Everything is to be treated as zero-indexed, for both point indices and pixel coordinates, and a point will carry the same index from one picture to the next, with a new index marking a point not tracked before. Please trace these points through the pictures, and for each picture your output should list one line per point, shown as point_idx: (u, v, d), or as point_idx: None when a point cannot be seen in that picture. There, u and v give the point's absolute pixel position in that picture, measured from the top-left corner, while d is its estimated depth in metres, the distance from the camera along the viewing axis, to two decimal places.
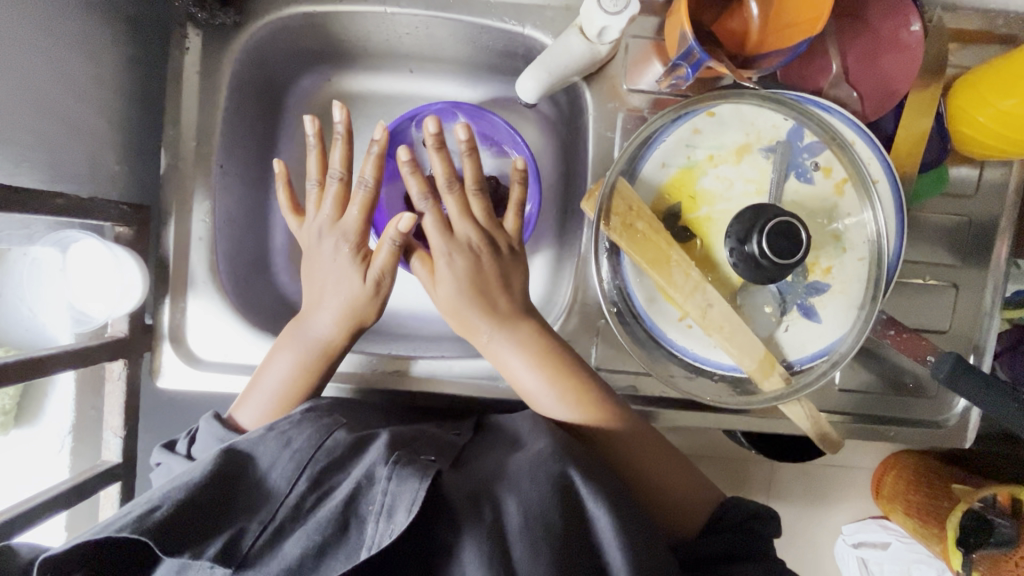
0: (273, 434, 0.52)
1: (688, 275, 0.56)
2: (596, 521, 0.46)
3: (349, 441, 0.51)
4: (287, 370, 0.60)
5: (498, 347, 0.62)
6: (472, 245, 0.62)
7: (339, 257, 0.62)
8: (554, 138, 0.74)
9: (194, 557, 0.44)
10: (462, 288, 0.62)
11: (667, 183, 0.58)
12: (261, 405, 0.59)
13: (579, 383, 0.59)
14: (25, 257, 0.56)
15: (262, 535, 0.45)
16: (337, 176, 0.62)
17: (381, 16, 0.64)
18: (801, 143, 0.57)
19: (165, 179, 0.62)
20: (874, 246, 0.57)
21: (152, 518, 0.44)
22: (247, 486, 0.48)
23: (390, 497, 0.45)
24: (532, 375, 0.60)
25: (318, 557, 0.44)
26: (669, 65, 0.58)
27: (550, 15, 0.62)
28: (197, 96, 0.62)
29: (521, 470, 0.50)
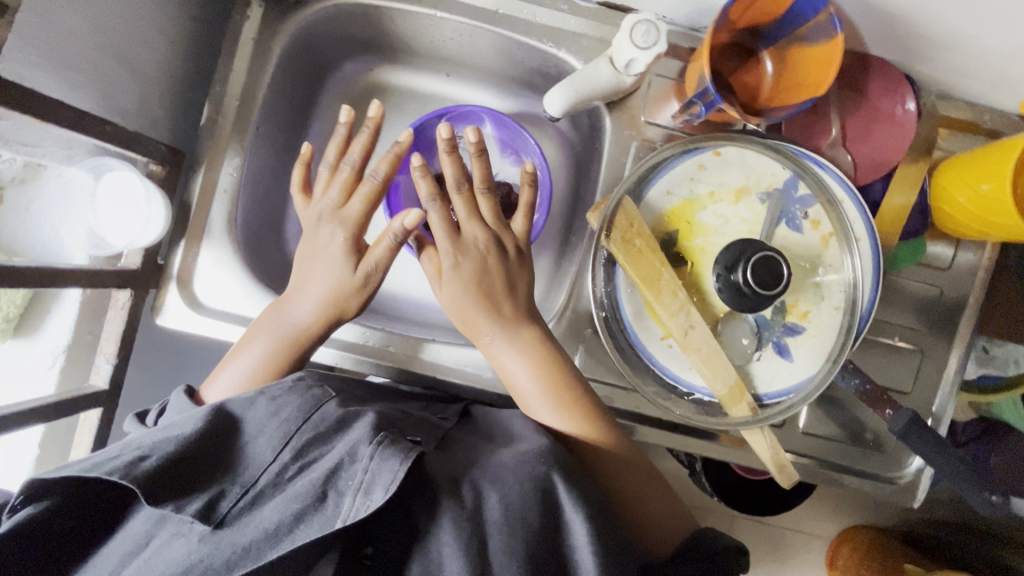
0: (263, 399, 0.50)
1: (676, 295, 0.59)
2: (568, 519, 0.48)
3: (337, 415, 0.49)
4: (277, 341, 0.61)
5: (499, 354, 0.64)
6: (479, 245, 0.64)
7: (334, 244, 0.63)
8: (570, 156, 0.79)
9: (174, 511, 0.44)
10: (465, 287, 0.64)
11: (668, 210, 0.63)
12: (234, 379, 0.60)
13: (578, 402, 0.61)
14: (59, 177, 0.59)
15: (241, 499, 0.45)
16: (350, 164, 0.65)
17: (431, 18, 0.69)
18: (795, 194, 0.63)
19: (203, 132, 0.66)
20: (851, 295, 0.62)
21: (140, 468, 0.44)
22: (234, 449, 0.48)
23: (369, 475, 0.44)
24: (525, 379, 0.62)
25: (293, 524, 0.43)
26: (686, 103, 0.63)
27: (584, 44, 0.68)
28: (248, 60, 0.66)
29: (505, 467, 0.50)
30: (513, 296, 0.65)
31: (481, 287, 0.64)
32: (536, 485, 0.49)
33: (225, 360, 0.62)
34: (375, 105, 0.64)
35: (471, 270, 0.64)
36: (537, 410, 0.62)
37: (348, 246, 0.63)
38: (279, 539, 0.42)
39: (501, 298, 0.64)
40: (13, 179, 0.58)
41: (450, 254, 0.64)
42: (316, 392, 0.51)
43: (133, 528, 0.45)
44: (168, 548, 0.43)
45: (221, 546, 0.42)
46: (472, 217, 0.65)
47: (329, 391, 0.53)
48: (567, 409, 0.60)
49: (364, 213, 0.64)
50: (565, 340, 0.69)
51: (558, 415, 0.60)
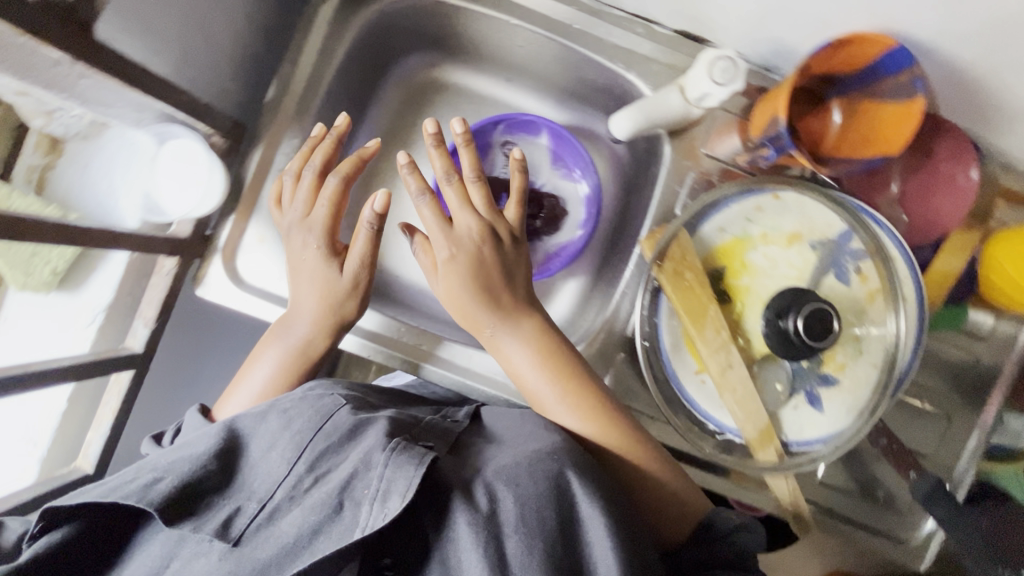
0: (274, 413, 0.51)
1: (718, 333, 0.60)
2: (584, 516, 0.48)
3: (349, 425, 0.50)
4: (284, 356, 0.62)
5: (502, 346, 0.63)
6: (472, 235, 0.63)
7: (309, 253, 0.62)
8: (619, 176, 0.80)
9: (193, 530, 0.44)
10: (463, 281, 0.62)
11: (719, 246, 0.63)
12: (245, 398, 0.62)
13: (585, 392, 0.60)
14: (121, 139, 0.59)
15: (257, 516, 0.45)
16: (313, 168, 0.62)
17: (505, 24, 0.69)
18: (848, 246, 0.62)
19: (266, 109, 0.66)
20: (888, 355, 0.62)
21: (156, 490, 0.45)
22: (246, 463, 0.49)
23: (385, 483, 0.44)
24: (527, 369, 0.62)
25: (311, 535, 0.43)
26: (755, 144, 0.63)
27: (656, 69, 0.67)
28: (320, 43, 0.66)
29: (517, 463, 0.50)
30: (512, 286, 0.63)
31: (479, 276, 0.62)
32: (551, 484, 0.48)
33: (234, 382, 0.64)
34: (340, 117, 0.64)
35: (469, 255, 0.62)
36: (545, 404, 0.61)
37: (326, 248, 0.62)
38: (298, 551, 0.43)
39: (499, 285, 0.63)
40: (76, 135, 0.57)
41: (444, 247, 0.62)
42: (327, 402, 0.52)
43: (151, 551, 0.45)
44: (190, 567, 0.44)
45: (243, 561, 0.43)
46: (462, 206, 0.63)
47: (343, 398, 0.54)
48: (573, 403, 0.59)
49: (330, 217, 0.62)
50: (595, 360, 0.69)
51: (566, 408, 0.59)
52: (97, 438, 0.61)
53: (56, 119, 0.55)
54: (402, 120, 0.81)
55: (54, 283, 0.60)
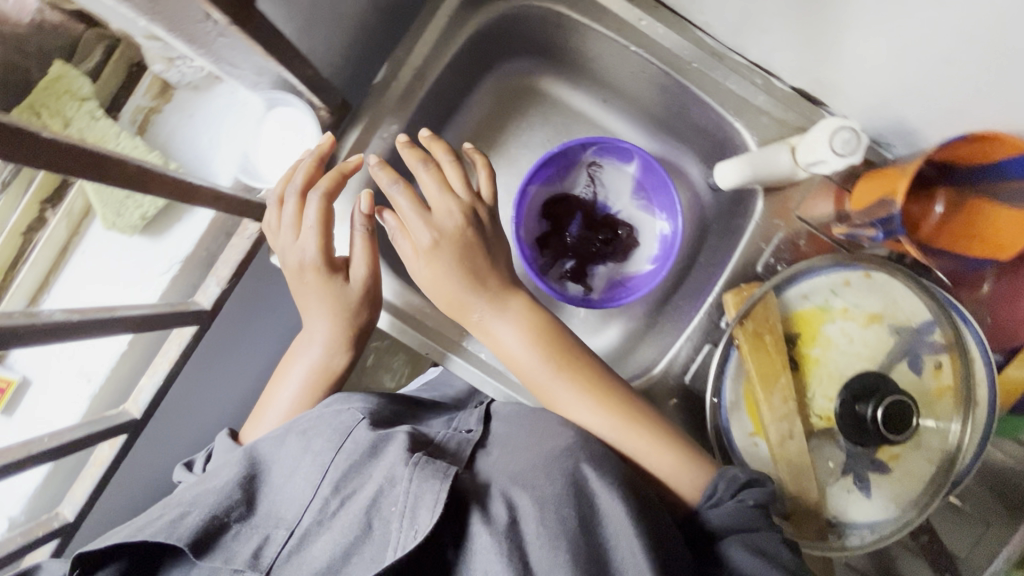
0: (293, 436, 0.53)
1: (786, 401, 0.59)
2: (602, 508, 0.47)
3: (368, 443, 0.52)
4: (308, 374, 0.63)
5: (493, 329, 0.62)
6: (455, 218, 0.61)
7: (308, 279, 0.60)
8: (697, 218, 0.79)
9: (223, 563, 0.45)
10: (451, 265, 0.61)
11: (798, 313, 0.63)
12: (272, 420, 0.62)
13: (584, 369, 0.61)
14: (230, 96, 0.59)
15: (287, 543, 0.47)
16: (293, 190, 0.57)
17: (621, 48, 0.68)
18: (926, 337, 0.61)
19: (373, 90, 0.65)
20: (947, 456, 0.60)
21: (183, 524, 0.46)
22: (270, 490, 0.50)
23: (411, 498, 0.46)
24: (517, 351, 0.62)
25: (343, 558, 0.45)
26: (863, 222, 0.62)
27: (765, 122, 0.66)
28: (438, 34, 0.66)
29: (534, 467, 0.50)
30: (495, 268, 0.63)
31: (467, 262, 0.61)
32: (568, 482, 0.48)
33: (259, 407, 0.65)
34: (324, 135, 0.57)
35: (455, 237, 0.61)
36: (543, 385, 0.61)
37: (322, 263, 0.59)
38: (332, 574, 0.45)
39: (486, 269, 0.62)
40: (187, 83, 0.58)
41: (427, 231, 0.60)
42: (345, 421, 0.55)
43: None
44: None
45: None
46: (441, 192, 0.61)
47: (361, 412, 0.57)
48: (575, 383, 0.60)
49: (320, 236, 0.57)
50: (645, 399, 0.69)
51: (570, 390, 0.60)
52: (149, 386, 0.61)
53: (175, 66, 0.56)
54: (491, 122, 0.81)
55: (139, 228, 0.59)
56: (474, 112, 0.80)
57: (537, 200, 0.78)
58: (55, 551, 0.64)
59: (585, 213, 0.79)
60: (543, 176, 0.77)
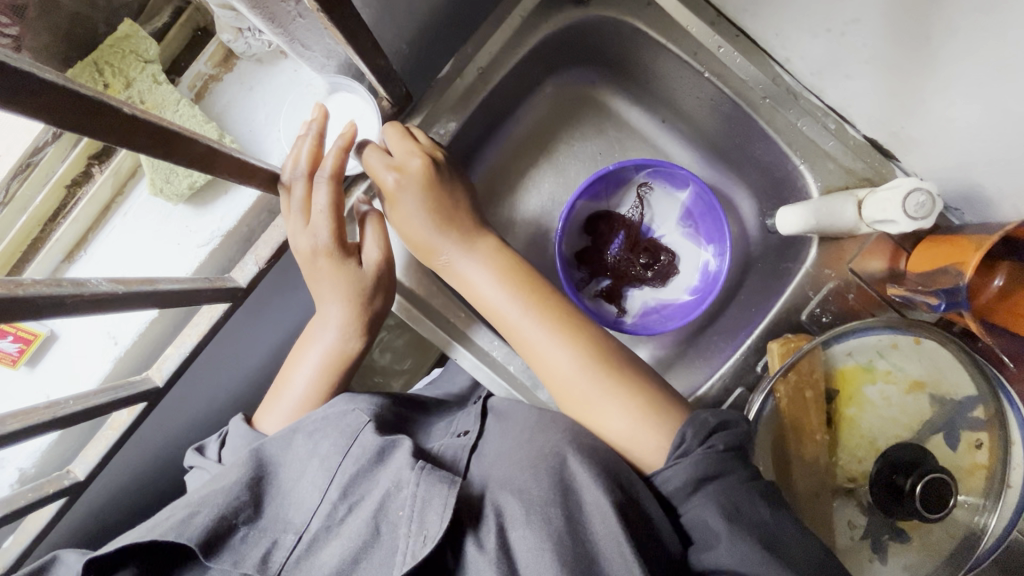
0: (300, 438, 0.53)
1: (817, 457, 0.61)
2: (586, 500, 0.46)
3: (376, 446, 0.51)
4: (324, 359, 0.62)
5: (462, 271, 0.61)
6: (418, 160, 0.57)
7: (321, 263, 0.58)
8: (741, 252, 0.78)
9: (233, 566, 0.46)
10: (420, 202, 0.59)
11: (840, 369, 0.62)
12: (288, 407, 0.61)
13: (556, 313, 0.59)
14: (293, 73, 0.58)
15: (297, 547, 0.47)
16: (300, 174, 0.55)
17: (693, 73, 0.66)
18: (967, 413, 0.59)
19: (436, 83, 0.64)
20: (971, 536, 0.58)
21: (192, 525, 0.46)
22: (278, 492, 0.50)
23: (419, 502, 0.46)
24: (486, 296, 0.60)
25: (353, 563, 0.45)
26: (925, 290, 0.60)
27: (831, 169, 0.64)
28: (509, 35, 0.64)
29: (520, 470, 0.49)
30: (461, 207, 0.62)
31: (432, 201, 0.59)
32: (554, 478, 0.48)
33: (273, 392, 0.63)
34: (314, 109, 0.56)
35: (420, 174, 0.57)
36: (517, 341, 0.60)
37: (334, 247, 0.57)
38: None
39: (453, 211, 0.61)
40: (251, 57, 0.56)
41: (392, 172, 0.57)
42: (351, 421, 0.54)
43: None
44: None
45: None
46: (403, 139, 0.57)
47: (367, 415, 0.56)
48: (546, 325, 0.58)
49: (332, 220, 0.56)
50: None
51: (540, 329, 0.58)
52: (174, 357, 0.60)
53: (243, 37, 0.54)
54: (545, 127, 0.79)
55: (183, 198, 0.58)
56: (529, 115, 0.78)
57: (581, 214, 0.76)
58: (61, 508, 0.64)
59: (628, 234, 0.76)
60: (591, 191, 0.75)
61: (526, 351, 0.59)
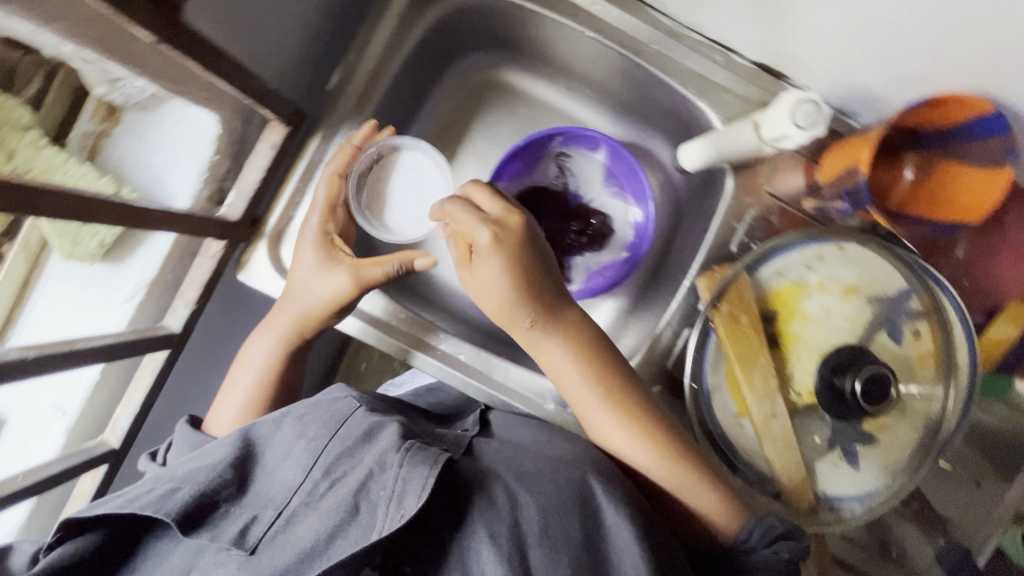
0: (288, 419, 0.52)
1: (766, 381, 0.59)
2: (609, 521, 0.47)
3: (364, 428, 0.49)
4: (272, 354, 0.65)
5: (541, 346, 0.60)
6: (510, 222, 0.58)
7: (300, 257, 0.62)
8: (670, 200, 0.79)
9: (211, 540, 0.45)
10: (508, 267, 0.57)
11: (776, 290, 0.62)
12: (237, 397, 0.64)
13: (631, 406, 0.57)
14: (179, 114, 0.57)
15: (274, 522, 0.45)
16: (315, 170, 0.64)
17: (579, 35, 0.67)
18: (905, 305, 0.61)
19: (327, 96, 0.65)
20: (930, 421, 0.61)
21: (171, 501, 0.45)
22: (262, 470, 0.49)
23: (400, 485, 0.43)
24: (563, 366, 0.59)
25: (328, 541, 0.43)
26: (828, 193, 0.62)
27: (728, 100, 0.65)
28: (389, 34, 0.65)
29: (541, 470, 0.50)
30: (551, 276, 0.60)
31: (518, 264, 0.58)
32: (575, 493, 0.48)
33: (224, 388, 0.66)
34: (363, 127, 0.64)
35: (515, 231, 0.58)
36: (591, 416, 0.59)
37: (313, 237, 0.62)
38: (315, 557, 0.42)
39: (535, 288, 0.59)
40: (135, 105, 0.55)
41: (486, 233, 0.57)
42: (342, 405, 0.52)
43: (172, 561, 0.46)
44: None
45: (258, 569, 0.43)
46: (500, 203, 0.59)
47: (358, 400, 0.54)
48: (617, 412, 0.57)
49: (322, 211, 0.62)
50: None
51: (612, 416, 0.58)
52: (126, 414, 0.61)
53: (119, 88, 0.53)
54: (454, 118, 0.80)
55: (99, 255, 0.57)
56: (436, 110, 0.79)
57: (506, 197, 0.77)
58: None
59: (557, 205, 0.78)
60: (511, 171, 0.76)
61: (600, 434, 0.59)
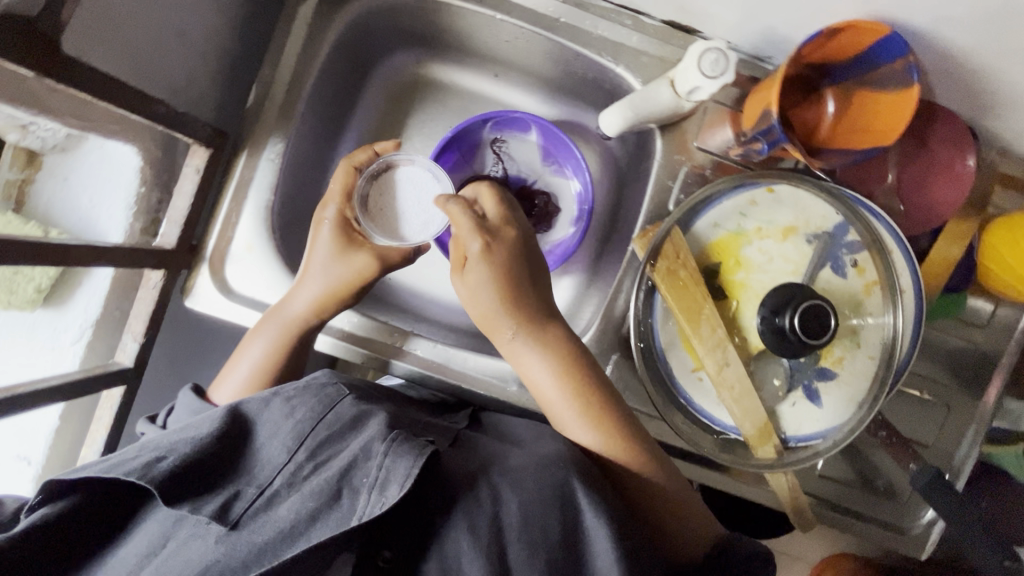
0: (277, 401, 0.51)
1: (714, 331, 0.59)
2: (587, 524, 0.45)
3: (352, 415, 0.49)
4: (278, 334, 0.63)
5: (523, 358, 0.59)
6: (506, 231, 0.62)
7: (321, 242, 0.65)
8: (611, 171, 0.79)
9: (191, 513, 0.43)
10: (495, 274, 0.59)
11: (714, 242, 0.62)
12: (243, 374, 0.62)
13: (613, 421, 0.56)
14: (100, 149, 0.58)
15: (255, 502, 0.44)
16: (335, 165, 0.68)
17: (489, 19, 0.68)
18: (844, 238, 0.61)
19: (249, 115, 0.66)
20: (886, 346, 0.61)
21: (157, 469, 0.44)
22: (248, 451, 0.48)
23: (384, 473, 0.43)
24: (543, 379, 0.58)
25: (308, 522, 0.42)
26: (745, 137, 0.62)
27: (644, 61, 0.66)
28: (301, 45, 0.66)
29: (526, 468, 0.47)
30: (537, 290, 0.62)
31: (506, 274, 0.60)
32: (556, 489, 0.46)
33: (228, 365, 0.64)
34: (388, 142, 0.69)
35: (513, 240, 0.62)
36: (564, 419, 0.57)
37: (336, 222, 0.66)
38: (294, 538, 0.41)
39: (522, 302, 0.60)
40: (52, 148, 0.56)
41: (480, 239, 0.60)
42: (330, 391, 0.51)
43: (149, 530, 0.44)
44: (186, 549, 0.42)
45: (237, 546, 0.42)
46: (498, 210, 0.64)
47: (346, 388, 0.53)
48: (589, 417, 0.56)
49: (341, 198, 0.66)
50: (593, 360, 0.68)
51: (595, 435, 0.55)
52: (90, 456, 0.61)
53: (32, 133, 0.53)
54: (387, 120, 0.79)
55: (39, 301, 0.60)
56: (367, 114, 0.78)
57: None
58: None
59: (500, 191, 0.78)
60: (449, 163, 0.77)
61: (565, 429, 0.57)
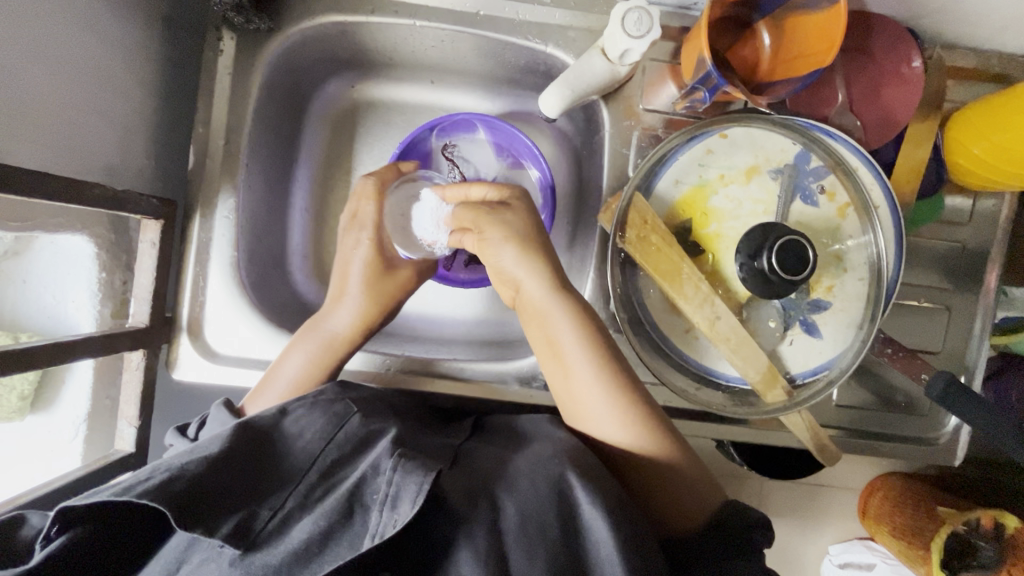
0: (288, 419, 0.50)
1: (699, 287, 0.58)
2: (585, 516, 0.45)
3: (361, 435, 0.50)
4: (318, 350, 0.63)
5: (555, 327, 0.57)
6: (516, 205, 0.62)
7: (360, 251, 0.68)
8: (568, 151, 0.78)
9: (206, 535, 0.41)
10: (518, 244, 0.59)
11: (679, 199, 0.61)
12: (281, 389, 0.61)
13: (646, 414, 0.55)
14: (51, 245, 0.59)
15: (272, 520, 0.43)
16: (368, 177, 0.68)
17: (409, 28, 0.67)
18: (807, 167, 0.60)
19: (194, 176, 0.65)
20: (873, 265, 0.60)
21: (172, 489, 0.42)
22: (263, 468, 0.47)
23: (394, 488, 0.43)
24: (568, 347, 0.57)
25: (322, 542, 0.42)
26: (687, 89, 0.61)
27: (572, 36, 0.65)
28: (229, 96, 0.65)
29: (518, 471, 0.48)
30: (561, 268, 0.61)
31: (524, 244, 0.59)
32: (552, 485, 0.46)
33: (261, 381, 0.61)
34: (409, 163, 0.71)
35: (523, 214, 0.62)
36: (585, 391, 0.56)
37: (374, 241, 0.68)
38: (310, 559, 0.41)
39: (574, 292, 0.59)
40: (6, 254, 0.57)
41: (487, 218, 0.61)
42: (339, 410, 0.52)
43: (163, 555, 0.44)
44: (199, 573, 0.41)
45: (251, 569, 0.41)
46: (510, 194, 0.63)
47: (354, 405, 0.54)
48: (613, 398, 0.55)
49: (376, 213, 0.68)
50: None
51: (620, 424, 0.55)
52: None
53: None
54: (335, 150, 0.79)
55: (25, 407, 0.62)
56: (315, 149, 0.78)
57: None
58: None
59: None
60: None
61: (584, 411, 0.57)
